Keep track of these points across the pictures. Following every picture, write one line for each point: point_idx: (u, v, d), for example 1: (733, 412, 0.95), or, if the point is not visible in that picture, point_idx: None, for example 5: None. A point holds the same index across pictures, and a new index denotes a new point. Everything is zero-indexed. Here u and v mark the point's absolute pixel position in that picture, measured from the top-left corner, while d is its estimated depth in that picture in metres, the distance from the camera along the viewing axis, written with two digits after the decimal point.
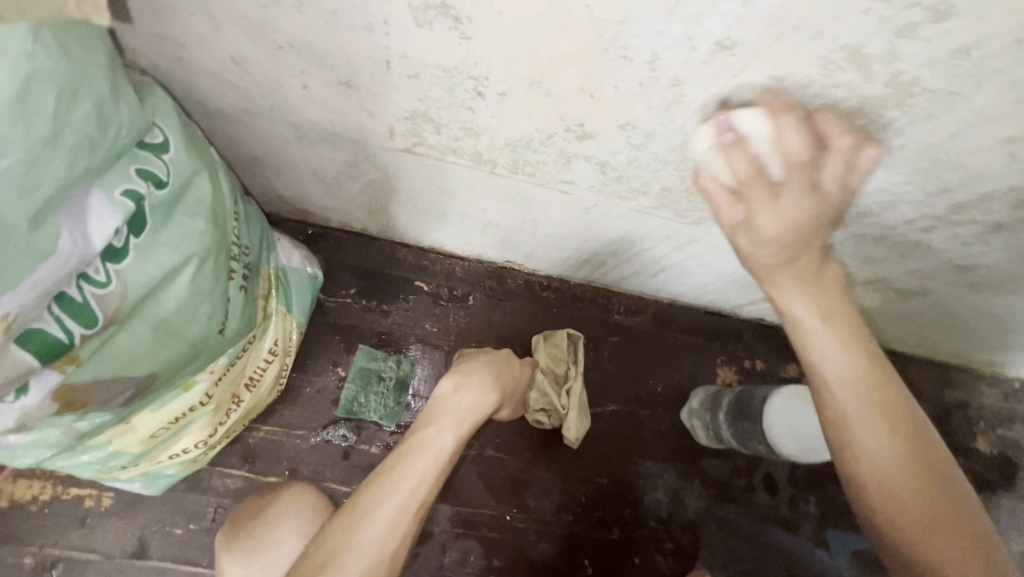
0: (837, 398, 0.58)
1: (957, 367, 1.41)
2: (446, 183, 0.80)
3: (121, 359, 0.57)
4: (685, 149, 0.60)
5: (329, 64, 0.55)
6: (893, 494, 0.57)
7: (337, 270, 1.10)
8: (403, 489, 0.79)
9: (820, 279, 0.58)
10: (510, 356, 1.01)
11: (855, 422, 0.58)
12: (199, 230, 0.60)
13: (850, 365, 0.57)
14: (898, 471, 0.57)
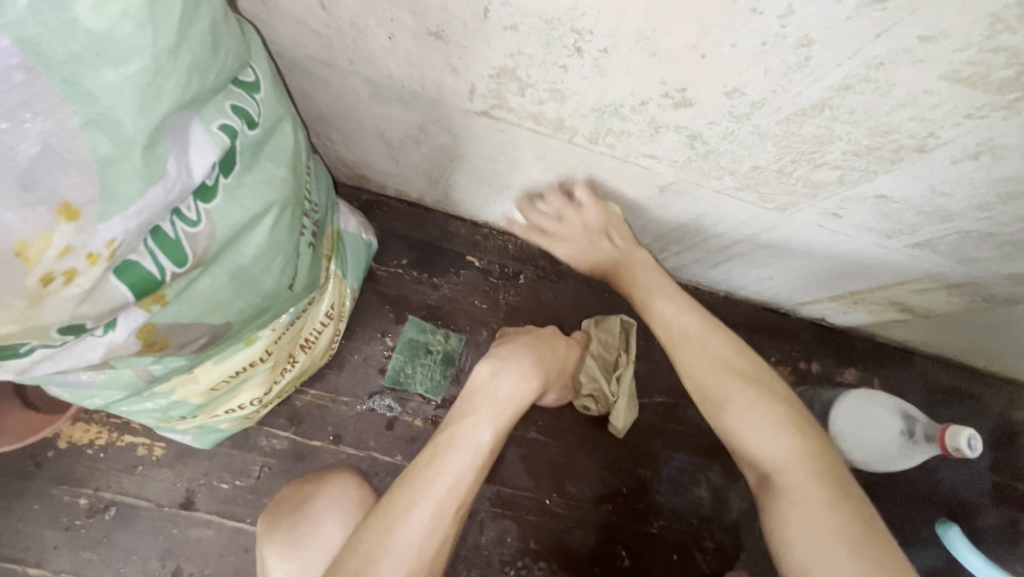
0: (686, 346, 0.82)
1: None
2: (516, 153, 0.78)
3: (198, 302, 0.56)
4: (792, 123, 0.56)
5: (422, 11, 0.53)
6: (741, 422, 0.75)
7: (390, 239, 1.08)
8: (439, 489, 0.74)
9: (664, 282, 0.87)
10: (548, 339, 0.93)
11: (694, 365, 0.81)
12: (282, 178, 0.59)
13: (687, 325, 0.82)
14: (766, 410, 0.75)
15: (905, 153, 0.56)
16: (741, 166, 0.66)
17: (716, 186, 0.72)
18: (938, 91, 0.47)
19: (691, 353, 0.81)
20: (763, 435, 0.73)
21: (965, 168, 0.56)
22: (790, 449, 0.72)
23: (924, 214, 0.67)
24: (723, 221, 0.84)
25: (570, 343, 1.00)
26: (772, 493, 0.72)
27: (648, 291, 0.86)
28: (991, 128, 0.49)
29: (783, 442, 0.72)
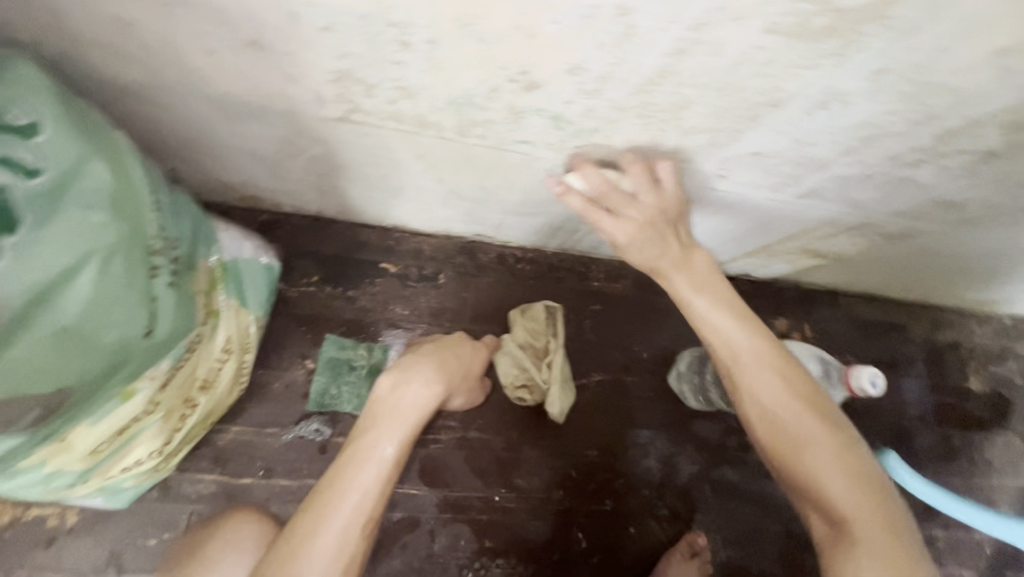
0: (756, 379, 0.65)
1: (945, 308, 1.38)
2: (394, 154, 0.74)
3: (16, 372, 0.51)
4: (645, 93, 0.54)
5: (229, 21, 0.48)
6: (821, 465, 0.62)
7: (297, 257, 1.03)
8: (348, 502, 0.67)
9: (716, 288, 0.68)
10: (452, 347, 0.93)
11: (765, 400, 0.65)
12: (97, 221, 0.54)
13: (773, 358, 0.65)
14: (836, 455, 0.62)
15: (761, 110, 0.55)
16: (614, 141, 0.64)
17: (599, 162, 0.71)
18: (768, 45, 0.46)
19: (765, 385, 0.65)
20: (829, 481, 0.61)
21: (821, 117, 0.56)
22: (857, 501, 0.60)
23: (800, 164, 0.67)
24: None
25: (479, 348, 0.99)
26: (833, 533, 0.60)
27: (710, 307, 0.68)
28: (830, 75, 0.49)
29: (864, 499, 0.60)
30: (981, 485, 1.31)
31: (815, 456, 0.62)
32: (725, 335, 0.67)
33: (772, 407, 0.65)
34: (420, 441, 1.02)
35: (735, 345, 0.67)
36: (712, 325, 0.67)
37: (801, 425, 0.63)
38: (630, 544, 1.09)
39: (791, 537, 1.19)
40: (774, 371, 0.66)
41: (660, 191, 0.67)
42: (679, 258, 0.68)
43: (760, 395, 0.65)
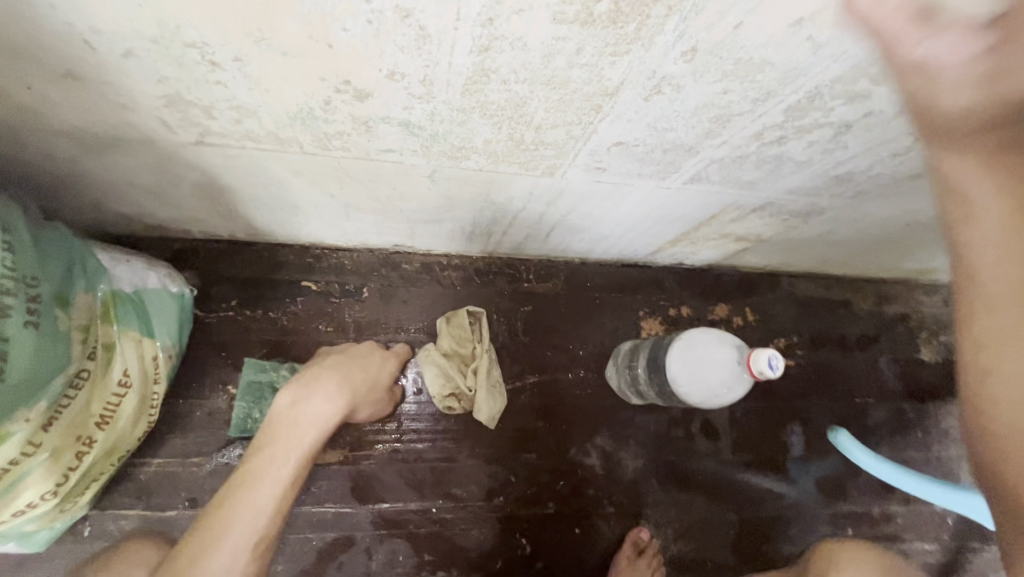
0: (967, 231, 0.48)
1: (891, 280, 1.37)
2: (270, 173, 0.73)
3: None
4: (476, 92, 0.53)
5: (28, 55, 0.47)
6: (1021, 385, 0.45)
7: (213, 283, 1.02)
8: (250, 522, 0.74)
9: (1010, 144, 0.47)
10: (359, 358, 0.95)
11: (996, 268, 0.47)
12: None
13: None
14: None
15: (599, 100, 0.54)
16: (474, 142, 0.64)
17: (473, 165, 0.70)
18: (568, 35, 0.45)
19: (1010, 238, 0.47)
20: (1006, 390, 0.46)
21: (662, 103, 0.55)
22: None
23: (669, 150, 0.66)
24: (514, 195, 0.82)
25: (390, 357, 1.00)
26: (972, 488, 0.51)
27: (952, 163, 0.48)
28: (646, 60, 0.48)
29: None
30: (935, 456, 1.31)
31: (1004, 373, 0.46)
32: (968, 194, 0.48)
33: (970, 274, 0.49)
34: (350, 459, 1.01)
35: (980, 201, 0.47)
36: (962, 179, 0.48)
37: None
38: (576, 545, 1.08)
39: (744, 524, 1.18)
40: (1015, 223, 0.46)
41: (986, 83, 0.42)
42: (992, 124, 0.45)
43: (968, 255, 0.49)
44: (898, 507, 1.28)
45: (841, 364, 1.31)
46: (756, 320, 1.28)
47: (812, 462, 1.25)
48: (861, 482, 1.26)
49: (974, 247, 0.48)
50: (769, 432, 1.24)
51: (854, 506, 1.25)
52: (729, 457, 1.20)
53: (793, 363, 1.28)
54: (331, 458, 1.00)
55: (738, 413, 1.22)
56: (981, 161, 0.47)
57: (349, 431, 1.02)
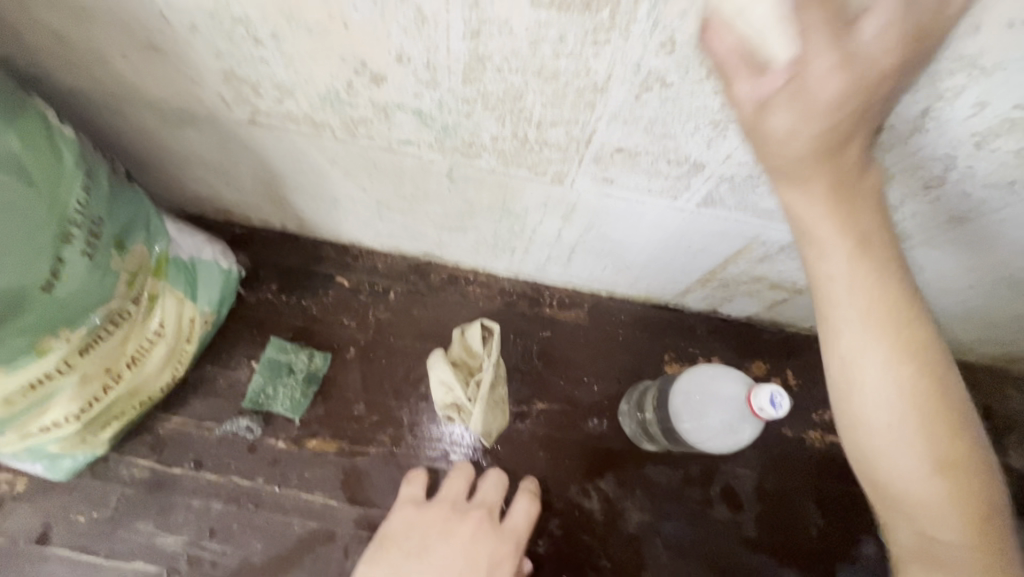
0: (858, 360, 0.52)
1: (972, 368, 1.20)
2: (310, 160, 0.82)
3: None
4: (475, 81, 0.57)
5: (124, 26, 0.59)
6: (912, 490, 0.53)
7: (260, 267, 1.13)
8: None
9: (850, 197, 0.50)
10: (451, 535, 0.92)
11: (868, 407, 0.52)
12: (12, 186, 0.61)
13: (877, 330, 0.51)
14: (936, 486, 0.52)
15: (589, 96, 0.57)
16: (482, 138, 0.68)
17: (484, 165, 0.74)
18: (548, 21, 0.48)
19: (867, 366, 0.52)
20: (936, 497, 0.52)
21: (653, 103, 0.56)
22: (949, 523, 0.52)
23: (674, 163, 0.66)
24: (529, 205, 0.84)
25: (497, 549, 0.92)
26: (918, 551, 0.55)
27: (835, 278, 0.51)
28: (627, 51, 0.50)
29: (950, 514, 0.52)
30: None
31: (907, 472, 0.52)
32: (853, 344, 0.52)
33: (879, 422, 0.52)
34: (347, 451, 1.02)
35: (839, 313, 0.52)
36: (827, 268, 0.52)
37: (897, 447, 0.52)
38: None
39: None
40: (893, 340, 0.51)
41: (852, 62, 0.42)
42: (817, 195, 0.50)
43: (856, 405, 0.53)
44: None
45: None
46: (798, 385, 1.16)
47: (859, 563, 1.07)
48: None
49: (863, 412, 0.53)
50: (804, 515, 1.08)
51: None
52: (751, 534, 1.06)
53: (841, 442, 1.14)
54: (329, 447, 1.02)
55: (768, 484, 1.09)
56: (829, 272, 0.51)
57: (350, 424, 1.04)
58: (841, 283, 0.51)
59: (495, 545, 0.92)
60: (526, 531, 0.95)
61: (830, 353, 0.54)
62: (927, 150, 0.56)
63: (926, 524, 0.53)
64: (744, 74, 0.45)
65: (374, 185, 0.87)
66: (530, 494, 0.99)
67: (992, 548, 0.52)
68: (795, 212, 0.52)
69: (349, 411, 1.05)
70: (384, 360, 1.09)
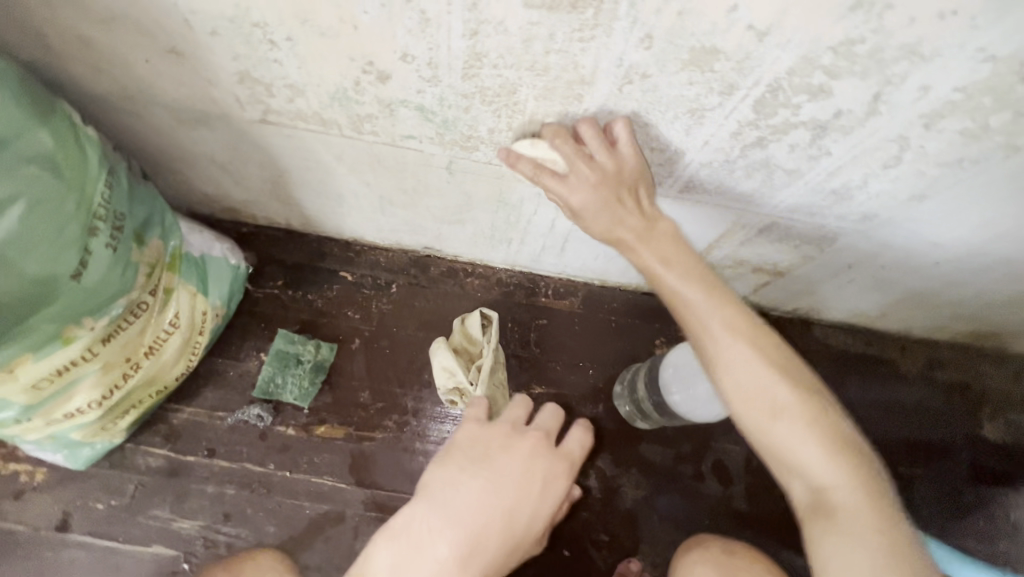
0: (719, 345, 0.67)
1: (948, 346, 1.27)
2: (318, 156, 0.87)
3: None
4: (474, 77, 0.63)
5: (150, 32, 0.64)
6: (790, 442, 0.65)
7: (267, 263, 1.17)
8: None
9: (671, 245, 0.69)
10: (513, 454, 0.84)
11: (741, 380, 0.67)
12: (40, 178, 0.65)
13: (729, 326, 0.67)
14: (806, 433, 0.65)
15: (578, 89, 0.62)
16: (479, 131, 0.74)
17: (481, 157, 0.80)
18: (539, 20, 0.54)
19: (733, 351, 0.67)
20: (810, 442, 0.64)
21: (636, 94, 0.62)
22: (836, 471, 0.64)
23: (657, 150, 0.72)
24: (524, 195, 0.90)
25: (556, 475, 0.85)
26: (812, 506, 0.65)
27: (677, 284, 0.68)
28: (610, 47, 0.56)
29: (824, 457, 0.64)
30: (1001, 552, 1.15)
31: (782, 431, 0.65)
32: (701, 319, 0.67)
33: (750, 388, 0.66)
34: (354, 437, 1.07)
35: (699, 316, 0.67)
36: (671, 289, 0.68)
37: (769, 408, 0.65)
38: (563, 568, 1.04)
39: None
40: (735, 320, 0.67)
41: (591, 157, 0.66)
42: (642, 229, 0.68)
43: (730, 373, 0.68)
44: None
45: (881, 426, 1.21)
46: None
47: None
48: None
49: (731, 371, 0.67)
50: None
51: None
52: (741, 507, 1.11)
53: None
54: (337, 433, 1.07)
55: (756, 459, 1.15)
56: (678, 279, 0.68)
57: (356, 411, 1.09)
58: (681, 295, 0.68)
59: (556, 473, 0.85)
60: (581, 456, 0.89)
61: (701, 350, 0.69)
62: (883, 132, 0.62)
63: (805, 472, 0.65)
64: (547, 157, 0.67)
65: (378, 180, 0.92)
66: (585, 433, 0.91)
67: (874, 497, 0.63)
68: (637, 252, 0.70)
69: (356, 399, 1.09)
70: (388, 350, 1.14)
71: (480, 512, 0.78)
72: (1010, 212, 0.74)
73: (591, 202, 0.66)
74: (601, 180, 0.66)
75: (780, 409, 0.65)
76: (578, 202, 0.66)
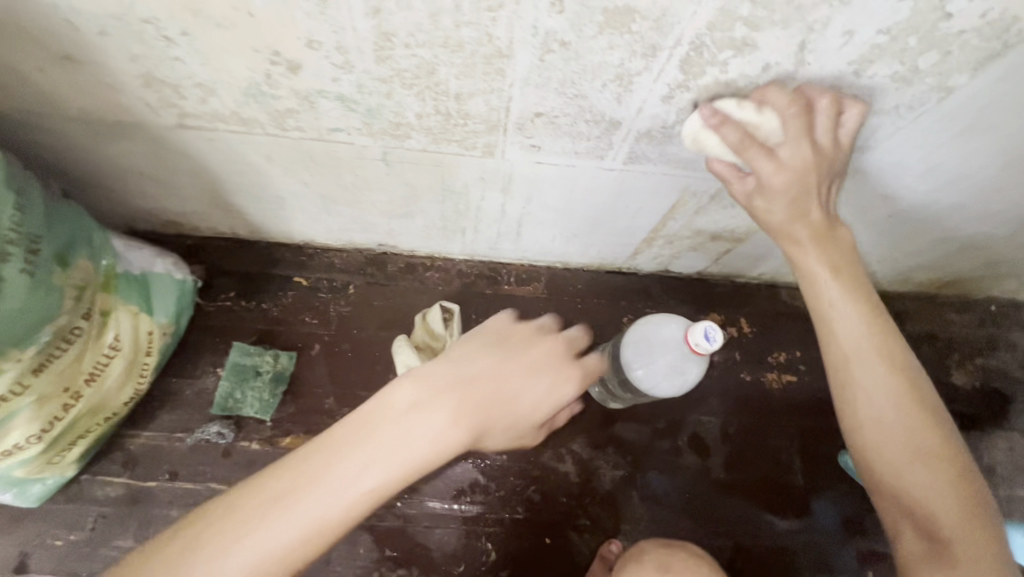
0: (862, 377, 0.68)
1: (914, 297, 1.27)
2: (247, 158, 0.83)
3: None
4: (388, 59, 0.60)
5: (35, 39, 0.60)
6: (920, 481, 0.67)
7: (216, 275, 1.13)
8: (296, 527, 0.57)
9: (839, 249, 0.67)
10: (532, 368, 0.68)
11: (870, 409, 0.69)
12: None
13: (876, 359, 0.68)
14: (922, 470, 0.67)
15: (497, 63, 0.60)
16: (407, 117, 0.70)
17: (415, 145, 0.77)
18: None
19: (870, 386, 0.68)
20: (929, 479, 0.67)
21: (558, 65, 0.59)
22: (953, 518, 0.66)
23: (592, 122, 0.70)
24: (468, 180, 0.87)
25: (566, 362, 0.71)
26: (926, 551, 0.67)
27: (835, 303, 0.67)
28: (522, 14, 0.53)
29: (943, 499, 0.66)
30: None
31: (916, 473, 0.67)
32: (849, 343, 0.68)
33: (876, 414, 0.69)
34: None
35: (837, 343, 0.69)
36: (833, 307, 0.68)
37: (898, 441, 0.68)
38: (547, 556, 1.03)
39: (739, 552, 1.07)
40: (885, 353, 0.68)
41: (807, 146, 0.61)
42: (821, 225, 0.66)
43: (863, 400, 0.69)
44: None
45: None
46: (753, 332, 1.21)
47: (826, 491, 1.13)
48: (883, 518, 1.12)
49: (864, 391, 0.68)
50: (770, 453, 1.14)
51: (874, 545, 1.11)
52: (720, 477, 1.11)
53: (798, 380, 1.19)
54: (304, 443, 1.04)
55: (732, 428, 1.14)
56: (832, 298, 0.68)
57: (322, 419, 1.06)
58: (832, 297, 0.67)
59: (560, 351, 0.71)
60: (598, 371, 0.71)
61: (835, 371, 0.70)
62: (814, 83, 0.60)
63: (931, 515, 0.67)
64: (750, 148, 0.61)
65: (317, 178, 0.88)
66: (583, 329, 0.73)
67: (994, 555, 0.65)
68: (804, 266, 0.68)
69: (320, 406, 1.06)
70: (350, 353, 1.11)
71: (456, 438, 0.62)
72: (951, 155, 0.74)
73: (786, 201, 0.64)
74: (793, 166, 0.61)
75: (908, 441, 0.68)
76: (761, 205, 0.66)
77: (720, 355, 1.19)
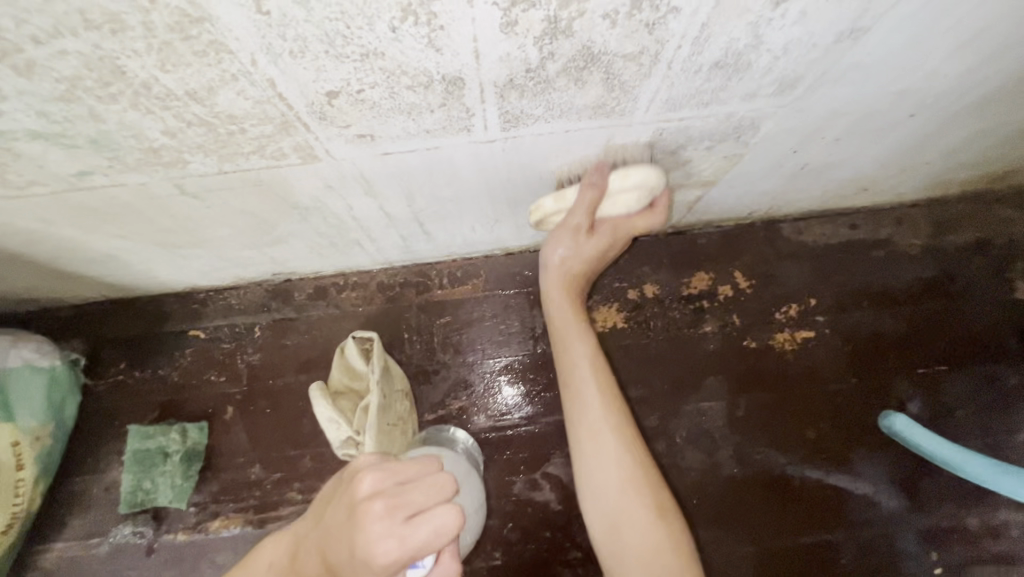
0: (587, 435, 0.73)
1: (956, 199, 0.99)
2: (19, 226, 0.63)
3: None
4: (36, 67, 0.37)
5: None
6: (649, 549, 0.66)
7: (101, 347, 0.96)
8: None
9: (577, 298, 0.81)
10: (361, 515, 0.46)
11: (597, 473, 0.71)
12: None
13: (610, 431, 0.72)
14: (657, 536, 0.66)
15: (202, 35, 0.36)
16: (156, 138, 0.48)
17: (206, 169, 0.54)
18: None
19: (598, 444, 0.72)
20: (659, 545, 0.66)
21: (296, 15, 0.35)
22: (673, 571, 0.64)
23: (420, 89, 0.45)
24: (315, 192, 0.64)
25: (434, 482, 0.49)
26: None
27: (572, 335, 0.79)
28: None
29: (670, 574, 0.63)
30: None
31: (639, 530, 0.67)
32: (579, 383, 0.76)
33: (601, 470, 0.71)
34: (256, 522, 0.89)
35: (581, 404, 0.75)
36: (567, 348, 0.79)
37: (627, 498, 0.69)
38: None
39: (767, 556, 0.89)
40: (609, 401, 0.75)
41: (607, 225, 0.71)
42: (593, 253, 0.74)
43: (586, 452, 0.73)
44: (1011, 515, 0.90)
45: (887, 324, 0.97)
46: (752, 287, 0.98)
47: (867, 465, 0.92)
48: (943, 484, 0.91)
49: (583, 430, 0.74)
50: (791, 432, 0.93)
51: (938, 520, 0.90)
52: (732, 472, 0.92)
53: (814, 336, 0.97)
54: (235, 523, 0.89)
55: (740, 410, 0.94)
56: (562, 324, 0.80)
57: (250, 492, 0.90)
58: (571, 342, 0.79)
59: (423, 480, 0.49)
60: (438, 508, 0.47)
61: (582, 440, 0.73)
62: None
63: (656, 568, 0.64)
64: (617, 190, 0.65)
65: (130, 229, 0.68)
66: (427, 459, 0.52)
67: None
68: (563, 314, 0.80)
69: (246, 477, 0.91)
70: (269, 409, 0.94)
71: None
72: (988, 15, 0.47)
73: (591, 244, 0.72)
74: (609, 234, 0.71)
75: (616, 491, 0.70)
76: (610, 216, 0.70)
77: (713, 323, 0.97)
